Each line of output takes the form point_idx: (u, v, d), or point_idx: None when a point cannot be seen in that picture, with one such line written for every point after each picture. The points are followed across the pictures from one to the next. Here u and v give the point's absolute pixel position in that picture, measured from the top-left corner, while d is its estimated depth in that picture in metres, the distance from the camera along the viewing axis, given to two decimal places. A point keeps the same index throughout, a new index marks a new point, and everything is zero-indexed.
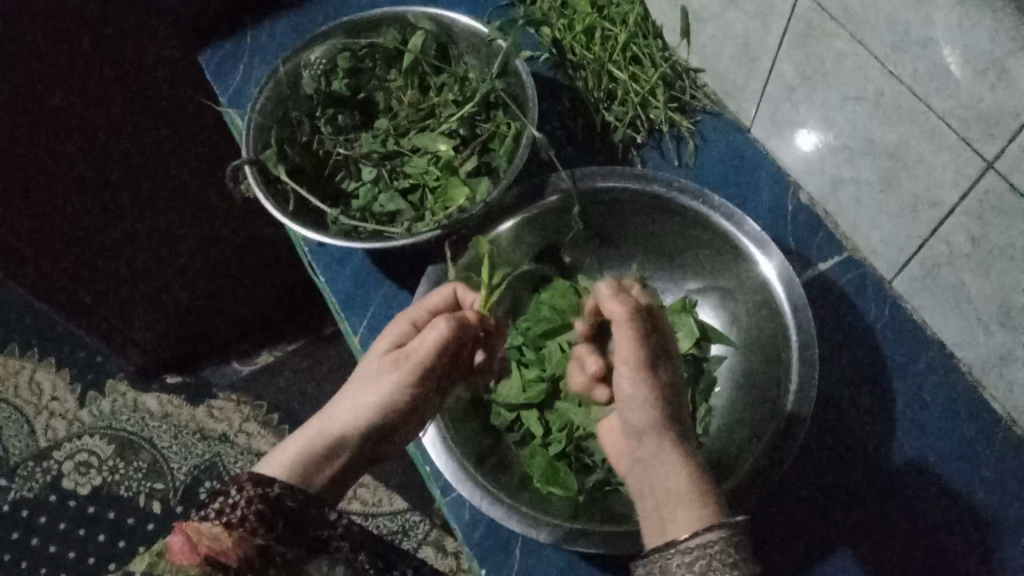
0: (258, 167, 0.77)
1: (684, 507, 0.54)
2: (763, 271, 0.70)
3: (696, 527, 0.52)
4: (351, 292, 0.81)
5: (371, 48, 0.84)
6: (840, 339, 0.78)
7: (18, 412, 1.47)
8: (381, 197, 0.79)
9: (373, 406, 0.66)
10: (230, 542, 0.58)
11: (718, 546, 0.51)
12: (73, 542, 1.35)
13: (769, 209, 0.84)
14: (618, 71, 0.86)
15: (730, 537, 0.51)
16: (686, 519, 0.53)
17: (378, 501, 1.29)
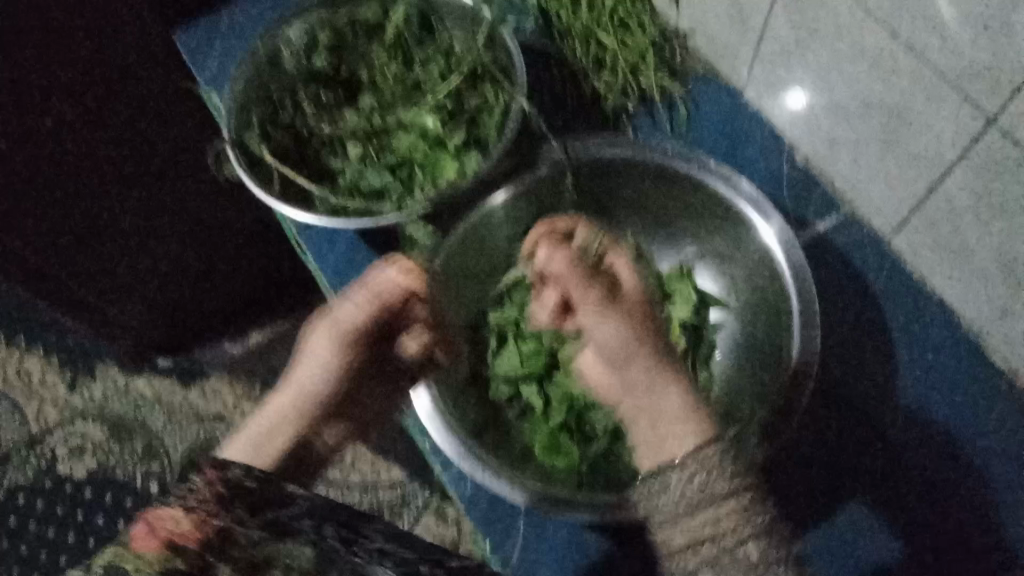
0: (240, 148, 0.74)
1: (679, 418, 0.58)
2: (763, 236, 0.69)
3: (695, 440, 0.56)
4: (340, 270, 0.80)
5: (352, 24, 0.82)
6: (841, 302, 0.78)
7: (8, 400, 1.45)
8: (369, 173, 0.77)
9: (310, 378, 0.69)
10: (187, 524, 0.55)
11: (714, 457, 0.54)
12: (71, 526, 1.34)
13: (762, 175, 0.82)
14: (605, 37, 0.82)
15: (726, 446, 0.54)
16: (680, 437, 0.57)
17: (378, 475, 1.29)
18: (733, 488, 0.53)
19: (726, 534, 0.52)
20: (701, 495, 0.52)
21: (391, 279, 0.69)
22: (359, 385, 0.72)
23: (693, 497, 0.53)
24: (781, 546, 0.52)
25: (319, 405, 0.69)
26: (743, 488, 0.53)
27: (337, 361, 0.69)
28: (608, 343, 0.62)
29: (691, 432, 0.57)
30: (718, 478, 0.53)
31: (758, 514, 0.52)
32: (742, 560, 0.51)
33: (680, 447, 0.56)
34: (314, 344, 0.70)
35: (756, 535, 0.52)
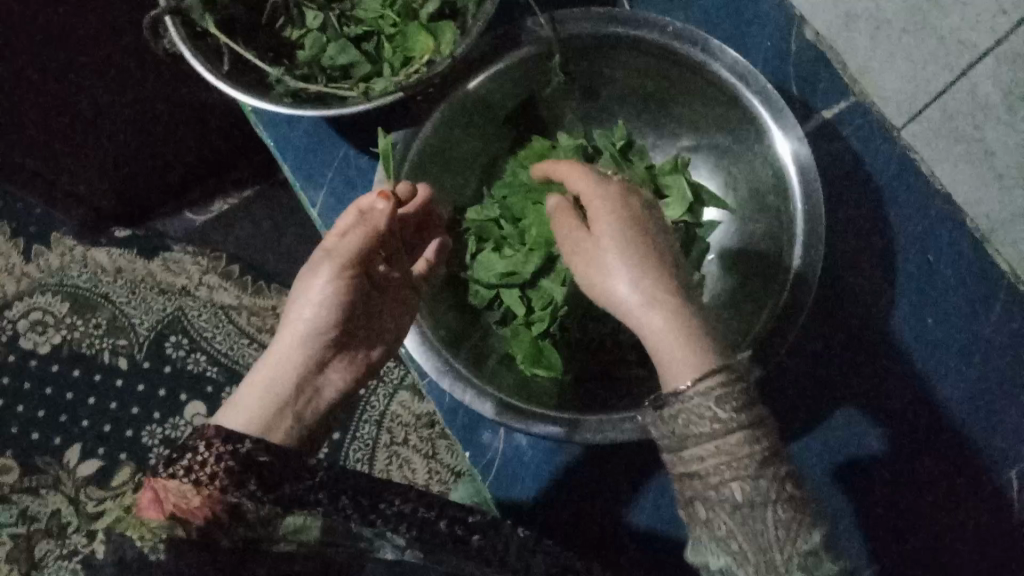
0: (180, 18, 0.64)
1: (684, 340, 0.50)
2: (770, 132, 0.62)
3: (689, 375, 0.49)
4: (303, 157, 0.73)
5: None
6: (850, 194, 0.72)
7: None
8: (331, 47, 0.69)
9: (310, 319, 0.61)
10: (199, 501, 0.50)
11: (714, 392, 0.49)
12: (41, 401, 1.28)
13: (770, 52, 0.73)
14: None
15: (721, 384, 0.49)
16: (675, 365, 0.50)
17: None
18: (726, 420, 0.49)
19: (711, 473, 0.49)
20: (704, 429, 0.49)
21: (383, 209, 0.61)
22: (362, 316, 0.65)
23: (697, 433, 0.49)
24: (773, 479, 0.48)
25: (322, 343, 0.62)
26: (730, 425, 0.49)
27: (338, 292, 0.61)
28: (630, 297, 0.52)
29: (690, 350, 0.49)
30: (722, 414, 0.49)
31: (745, 448, 0.48)
32: (727, 487, 0.48)
33: (682, 372, 0.49)
34: (322, 279, 0.61)
35: (741, 474, 0.48)
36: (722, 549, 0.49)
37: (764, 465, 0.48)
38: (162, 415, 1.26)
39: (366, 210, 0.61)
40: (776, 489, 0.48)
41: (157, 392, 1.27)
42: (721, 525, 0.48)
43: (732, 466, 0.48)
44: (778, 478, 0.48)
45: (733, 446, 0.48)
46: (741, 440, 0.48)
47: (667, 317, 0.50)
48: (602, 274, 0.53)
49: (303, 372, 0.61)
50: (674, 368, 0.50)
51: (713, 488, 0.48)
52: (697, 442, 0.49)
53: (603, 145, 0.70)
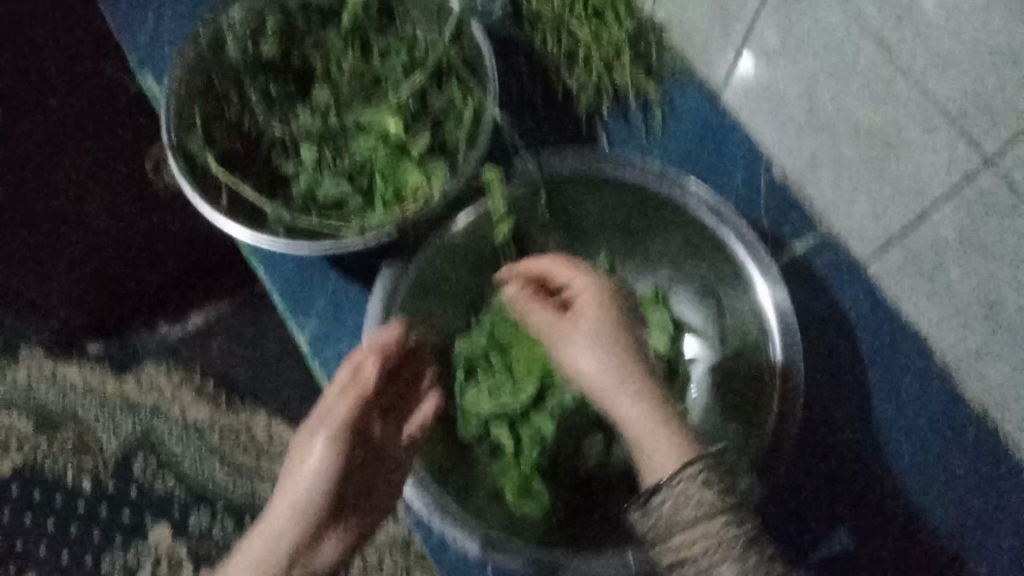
0: (182, 154, 0.68)
1: (656, 434, 0.56)
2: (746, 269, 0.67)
3: (669, 465, 0.54)
4: (292, 287, 0.74)
5: (302, 6, 0.73)
6: (822, 324, 0.76)
7: None
8: (326, 181, 0.72)
9: (304, 491, 0.63)
10: None
11: (687, 485, 0.53)
12: None
13: (742, 189, 0.78)
14: (577, 30, 0.77)
15: (698, 475, 0.53)
16: (657, 456, 0.55)
17: None
18: (704, 475, 0.53)
19: (679, 533, 0.53)
20: (696, 511, 0.53)
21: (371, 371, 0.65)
22: (359, 483, 0.67)
23: (689, 516, 0.53)
24: (741, 534, 0.52)
25: (314, 516, 0.63)
26: (698, 492, 0.53)
27: (329, 464, 0.64)
28: (592, 360, 0.58)
29: (669, 437, 0.55)
30: (703, 505, 0.53)
31: (712, 491, 0.53)
32: None
33: (659, 463, 0.55)
34: (315, 451, 0.64)
35: (710, 516, 0.52)
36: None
37: (734, 524, 0.52)
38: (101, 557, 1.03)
39: (356, 371, 0.66)
40: (746, 544, 0.52)
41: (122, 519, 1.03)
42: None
43: (705, 518, 0.52)
44: (747, 535, 0.52)
45: (706, 494, 0.53)
46: (705, 500, 0.53)
47: (638, 401, 0.57)
48: (564, 347, 0.60)
49: (296, 543, 0.62)
50: (656, 462, 0.55)
51: (684, 547, 0.53)
52: (677, 509, 0.53)
53: None
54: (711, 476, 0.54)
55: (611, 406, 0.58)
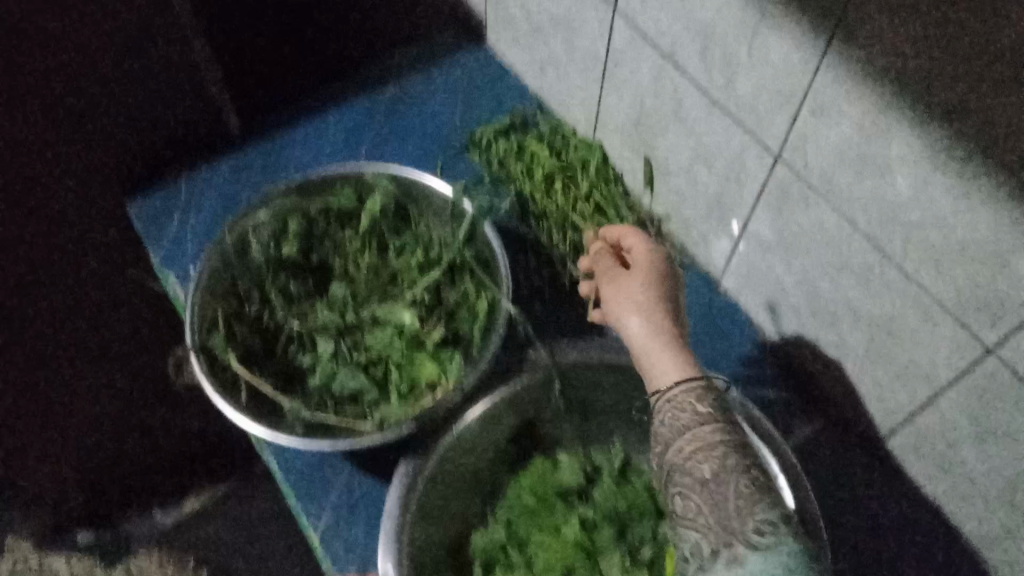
0: (205, 354, 0.70)
1: (681, 361, 0.62)
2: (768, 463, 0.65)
3: (677, 388, 0.60)
4: (306, 482, 0.74)
5: (325, 210, 0.78)
6: (841, 507, 0.76)
7: None
8: (342, 375, 0.72)
9: None
10: None
11: (697, 422, 0.58)
12: None
13: (748, 371, 0.81)
14: (582, 223, 0.83)
15: (710, 430, 0.57)
16: (670, 375, 0.61)
17: None
18: (715, 424, 0.57)
19: (684, 452, 0.58)
20: (697, 449, 0.57)
21: None
22: None
23: (688, 450, 0.57)
24: (738, 460, 0.55)
25: None
26: (703, 418, 0.58)
27: None
28: (636, 326, 0.64)
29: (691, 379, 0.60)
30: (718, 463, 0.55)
31: (716, 435, 0.57)
32: None
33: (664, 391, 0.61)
34: None
35: (710, 453, 0.56)
36: (693, 529, 0.55)
37: (731, 449, 0.56)
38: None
39: None
40: (740, 469, 0.55)
41: None
42: (692, 507, 0.55)
43: (707, 450, 0.56)
44: (746, 463, 0.55)
45: (712, 424, 0.57)
46: (711, 432, 0.57)
47: (672, 352, 0.62)
48: (616, 298, 0.66)
49: None
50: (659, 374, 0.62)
51: (689, 467, 0.57)
52: (687, 422, 0.58)
53: (602, 469, 0.73)
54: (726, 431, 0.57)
55: (641, 356, 0.63)
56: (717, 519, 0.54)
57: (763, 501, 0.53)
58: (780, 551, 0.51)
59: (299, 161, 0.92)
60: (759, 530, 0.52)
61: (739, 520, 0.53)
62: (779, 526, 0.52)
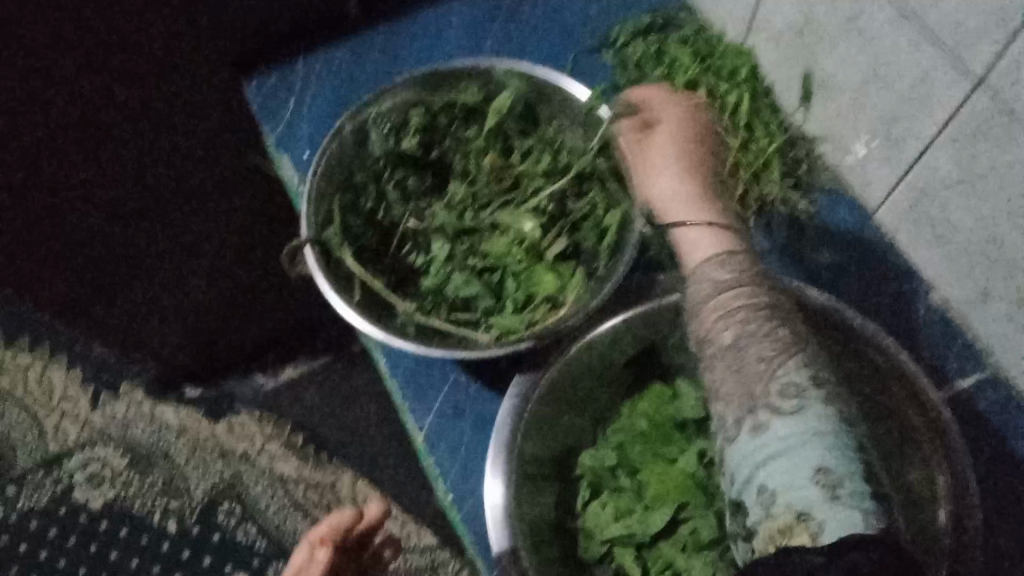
0: (320, 246, 0.66)
1: (711, 222, 0.61)
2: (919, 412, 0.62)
3: (714, 256, 0.58)
4: (412, 381, 0.72)
5: (448, 105, 0.73)
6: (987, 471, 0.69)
7: (27, 413, 1.27)
8: (456, 278, 0.69)
9: None
10: None
11: (746, 299, 0.55)
12: (81, 558, 1.21)
13: (897, 312, 0.75)
14: (726, 138, 0.77)
15: (756, 304, 0.55)
16: (707, 246, 0.59)
17: (407, 535, 1.21)
18: (742, 285, 0.56)
19: (707, 320, 0.56)
20: (753, 328, 0.54)
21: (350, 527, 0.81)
22: None
23: (745, 327, 0.54)
24: (768, 322, 0.54)
25: None
26: (729, 283, 0.56)
27: None
28: (676, 194, 0.63)
29: (721, 242, 0.59)
30: (774, 347, 0.53)
31: (741, 301, 0.55)
32: None
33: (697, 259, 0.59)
34: None
35: (734, 318, 0.55)
36: (726, 403, 0.54)
37: (769, 316, 0.54)
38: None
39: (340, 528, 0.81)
40: (771, 334, 0.54)
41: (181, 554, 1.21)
42: (718, 376, 0.55)
43: (743, 311, 0.54)
44: (777, 321, 0.54)
45: (746, 294, 0.55)
46: (739, 295, 0.55)
47: (689, 212, 0.61)
48: (650, 179, 0.64)
49: None
50: (679, 219, 0.62)
51: (717, 334, 0.55)
52: (713, 291, 0.56)
53: None
54: (760, 291, 0.56)
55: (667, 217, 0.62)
56: (745, 386, 0.53)
57: (792, 360, 0.53)
58: (809, 413, 0.51)
59: (418, 51, 0.86)
60: (783, 391, 0.52)
61: (764, 383, 0.52)
62: (806, 389, 0.52)
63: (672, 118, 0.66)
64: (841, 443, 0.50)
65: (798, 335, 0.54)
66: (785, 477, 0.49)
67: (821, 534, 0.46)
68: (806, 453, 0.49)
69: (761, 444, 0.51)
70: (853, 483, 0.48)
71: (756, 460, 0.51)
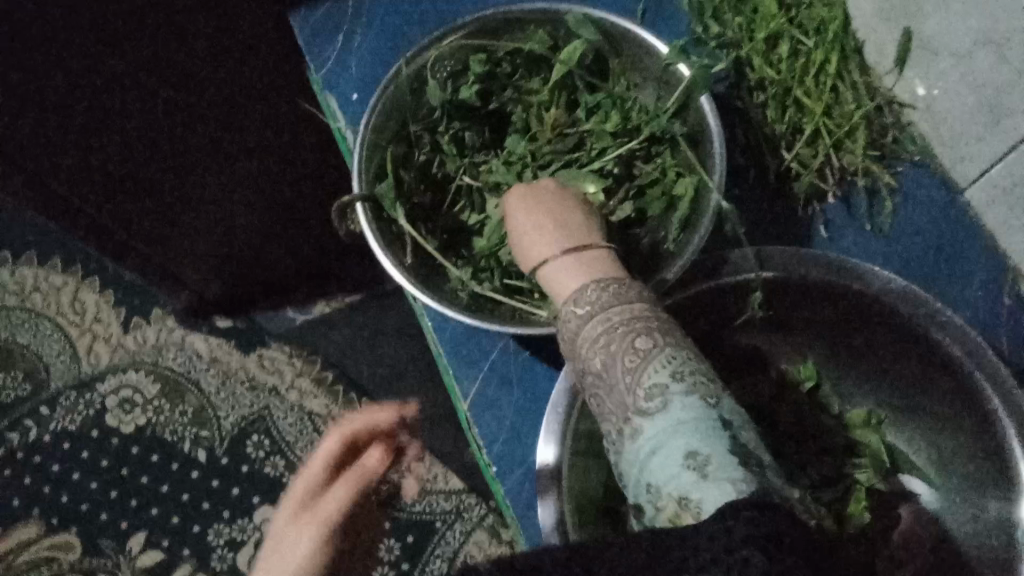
0: (370, 203, 0.62)
1: (582, 257, 0.57)
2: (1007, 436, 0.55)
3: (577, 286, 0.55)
4: (459, 349, 0.70)
5: (512, 53, 0.67)
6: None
7: (61, 332, 1.26)
8: (512, 243, 0.65)
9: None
10: None
11: (616, 313, 0.52)
12: (113, 480, 1.21)
13: (979, 302, 0.70)
14: (808, 101, 0.71)
15: (629, 307, 0.52)
16: (569, 276, 0.55)
17: (433, 478, 1.20)
18: (603, 312, 0.52)
19: (581, 357, 0.53)
20: (624, 332, 0.51)
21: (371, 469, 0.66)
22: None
23: (617, 337, 0.51)
24: (628, 338, 0.50)
25: None
26: (592, 312, 0.52)
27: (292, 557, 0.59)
28: (527, 244, 0.59)
29: (592, 270, 0.55)
30: (644, 343, 0.50)
31: (597, 329, 0.52)
32: None
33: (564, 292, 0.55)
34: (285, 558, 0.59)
35: (597, 348, 0.51)
36: (608, 426, 0.51)
37: (627, 334, 0.51)
38: (232, 514, 1.20)
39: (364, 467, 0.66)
40: (626, 350, 0.50)
41: (211, 484, 1.21)
42: (599, 403, 0.52)
43: (607, 336, 0.51)
44: (635, 334, 0.51)
45: (629, 307, 0.52)
46: (597, 324, 0.52)
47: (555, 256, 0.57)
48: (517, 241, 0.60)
49: None
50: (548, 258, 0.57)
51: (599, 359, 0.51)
52: (579, 328, 0.53)
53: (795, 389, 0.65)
54: (625, 308, 0.52)
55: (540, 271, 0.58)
56: (618, 406, 0.50)
57: (654, 363, 0.49)
58: (672, 410, 0.47)
59: None
60: (647, 394, 0.49)
61: (632, 395, 0.49)
62: (671, 386, 0.48)
63: (549, 188, 0.62)
64: (705, 420, 0.47)
65: (677, 344, 0.50)
66: (663, 471, 0.46)
67: (701, 508, 0.43)
68: (676, 441, 0.46)
69: (639, 448, 0.48)
70: (721, 459, 0.44)
71: (639, 464, 0.48)
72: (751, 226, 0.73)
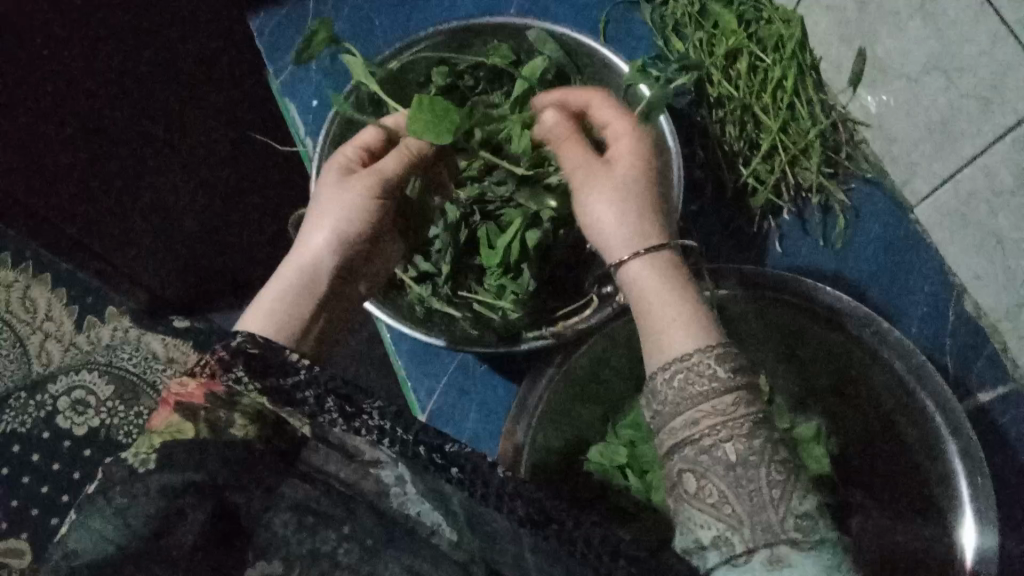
0: None
1: (681, 301, 0.54)
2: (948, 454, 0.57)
3: (686, 335, 0.52)
4: (420, 364, 0.71)
5: (475, 66, 0.67)
6: (1002, 483, 0.71)
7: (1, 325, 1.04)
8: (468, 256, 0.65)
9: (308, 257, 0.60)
10: (195, 396, 0.42)
11: (735, 401, 0.50)
12: (30, 498, 0.99)
13: (927, 316, 0.72)
14: (767, 118, 0.71)
15: (745, 397, 0.50)
16: (682, 320, 0.53)
17: None
18: (735, 391, 0.50)
19: (701, 434, 0.49)
20: (733, 409, 0.49)
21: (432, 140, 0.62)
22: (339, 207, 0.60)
23: (733, 412, 0.49)
24: (767, 442, 0.49)
25: (322, 275, 0.59)
26: (729, 385, 0.50)
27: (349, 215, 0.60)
28: (610, 226, 0.56)
29: (694, 326, 0.52)
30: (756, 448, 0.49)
31: (740, 409, 0.49)
32: None
33: (679, 340, 0.52)
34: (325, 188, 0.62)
35: (736, 432, 0.49)
36: (715, 520, 0.49)
37: (758, 427, 0.49)
38: None
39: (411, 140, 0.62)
40: (771, 461, 0.49)
41: None
42: (712, 492, 0.49)
43: (736, 428, 0.49)
44: (773, 444, 0.50)
45: (751, 398, 0.50)
46: (736, 403, 0.49)
47: (669, 279, 0.54)
48: (589, 209, 0.57)
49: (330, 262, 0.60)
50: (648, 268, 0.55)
51: (710, 444, 0.49)
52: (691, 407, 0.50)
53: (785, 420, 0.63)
54: (739, 399, 0.50)
55: (645, 287, 0.54)
56: (748, 508, 0.48)
57: (799, 487, 0.49)
58: (820, 554, 0.47)
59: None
60: (801, 525, 0.48)
61: (776, 515, 0.48)
62: (817, 519, 0.49)
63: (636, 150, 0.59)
64: (838, 563, 0.47)
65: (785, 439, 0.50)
66: None
67: None
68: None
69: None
70: None
71: None
72: (711, 246, 0.74)
